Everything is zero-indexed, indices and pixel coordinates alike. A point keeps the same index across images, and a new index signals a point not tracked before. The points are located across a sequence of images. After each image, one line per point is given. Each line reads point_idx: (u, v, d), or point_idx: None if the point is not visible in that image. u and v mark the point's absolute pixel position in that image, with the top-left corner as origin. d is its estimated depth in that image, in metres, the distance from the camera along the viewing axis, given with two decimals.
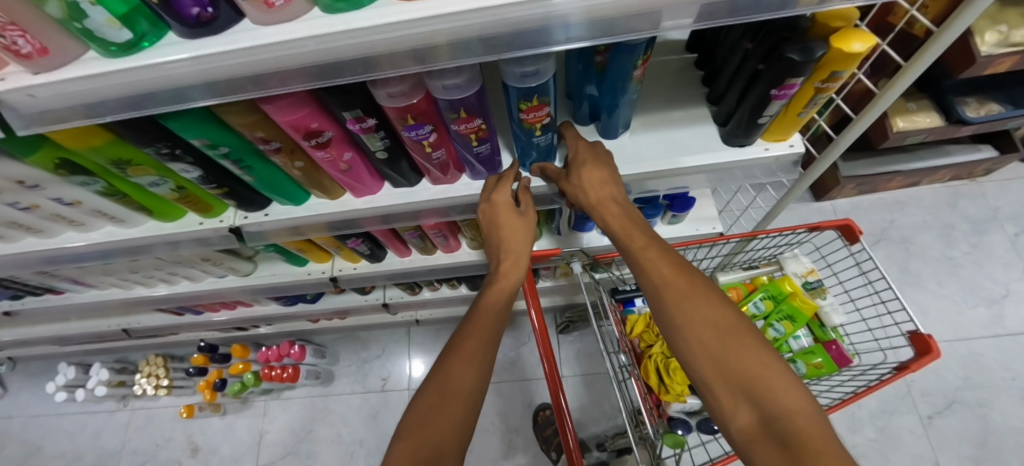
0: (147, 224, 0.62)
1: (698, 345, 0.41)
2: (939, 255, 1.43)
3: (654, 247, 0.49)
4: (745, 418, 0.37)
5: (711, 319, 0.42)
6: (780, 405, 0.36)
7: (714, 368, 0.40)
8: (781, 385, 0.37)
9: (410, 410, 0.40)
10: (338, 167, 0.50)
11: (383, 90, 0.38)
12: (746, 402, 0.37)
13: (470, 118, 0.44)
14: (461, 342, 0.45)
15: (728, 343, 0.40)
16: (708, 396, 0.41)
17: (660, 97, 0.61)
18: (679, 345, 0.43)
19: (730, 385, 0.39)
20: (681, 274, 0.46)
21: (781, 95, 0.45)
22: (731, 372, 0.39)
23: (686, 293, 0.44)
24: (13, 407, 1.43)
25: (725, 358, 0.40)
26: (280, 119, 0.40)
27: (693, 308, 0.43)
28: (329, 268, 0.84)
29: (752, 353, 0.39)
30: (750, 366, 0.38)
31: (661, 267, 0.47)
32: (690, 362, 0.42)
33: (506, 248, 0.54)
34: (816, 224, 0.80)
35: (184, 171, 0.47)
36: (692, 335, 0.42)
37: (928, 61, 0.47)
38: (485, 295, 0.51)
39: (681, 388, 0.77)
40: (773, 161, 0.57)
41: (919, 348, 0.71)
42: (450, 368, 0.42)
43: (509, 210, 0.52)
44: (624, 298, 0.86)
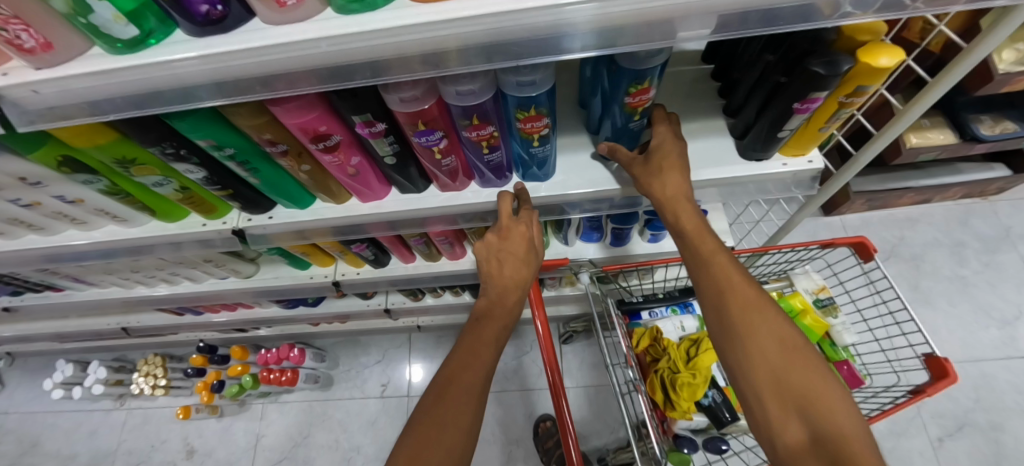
0: (150, 224, 0.61)
1: (758, 355, 0.40)
2: (951, 274, 1.40)
3: (720, 249, 0.47)
4: (794, 434, 0.37)
5: (777, 333, 0.41)
6: (838, 427, 0.35)
7: (771, 381, 0.39)
8: (840, 408, 0.36)
9: (405, 437, 0.38)
10: (345, 172, 0.49)
11: (395, 95, 0.37)
12: (800, 420, 0.37)
13: (483, 125, 0.42)
14: (458, 365, 0.43)
15: (792, 359, 0.39)
16: (753, 406, 0.40)
17: (674, 108, 0.60)
18: (736, 353, 0.41)
19: (786, 402, 0.38)
20: (746, 282, 0.44)
21: (803, 109, 0.44)
22: (789, 389, 0.38)
23: (754, 303, 0.43)
24: (10, 403, 1.42)
25: (785, 373, 0.39)
26: (289, 121, 0.39)
27: (759, 318, 0.42)
28: (332, 273, 0.83)
29: (813, 373, 0.39)
30: (810, 387, 0.38)
31: (727, 270, 0.45)
32: (744, 372, 0.41)
33: (500, 273, 0.52)
34: (829, 241, 0.78)
35: (188, 171, 0.46)
36: (753, 344, 0.41)
37: (954, 79, 0.45)
38: (484, 320, 0.49)
39: (688, 405, 0.73)
40: (790, 176, 0.55)
41: (934, 371, 0.68)
42: (445, 393, 0.40)
43: (523, 241, 0.52)
44: (630, 309, 0.84)
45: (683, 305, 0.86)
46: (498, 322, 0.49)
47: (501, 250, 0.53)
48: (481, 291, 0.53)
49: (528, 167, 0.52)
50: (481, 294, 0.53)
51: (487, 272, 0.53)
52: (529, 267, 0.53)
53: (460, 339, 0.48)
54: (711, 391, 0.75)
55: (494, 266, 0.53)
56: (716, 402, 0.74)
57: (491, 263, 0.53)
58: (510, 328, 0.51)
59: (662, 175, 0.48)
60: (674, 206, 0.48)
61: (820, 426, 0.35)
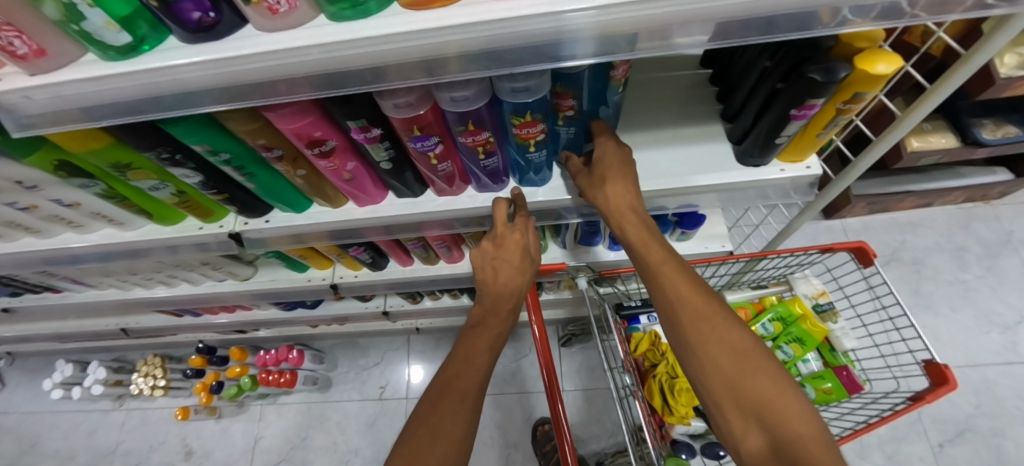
0: (147, 227, 0.61)
1: (710, 366, 0.40)
2: (952, 278, 1.40)
3: (669, 260, 0.47)
4: (754, 441, 0.36)
5: (727, 340, 0.40)
6: (794, 432, 0.34)
7: (725, 391, 0.38)
8: (793, 409, 0.35)
9: (398, 447, 0.37)
10: (341, 177, 0.49)
11: (389, 101, 0.37)
12: (757, 427, 0.36)
13: (478, 130, 0.42)
14: (451, 375, 0.43)
15: (742, 366, 0.39)
16: (716, 416, 0.39)
17: (672, 113, 0.59)
18: (692, 366, 0.41)
19: (741, 409, 0.37)
20: (695, 291, 0.44)
21: (800, 116, 0.44)
22: (743, 396, 0.38)
23: (702, 312, 0.42)
24: (9, 403, 1.42)
25: (738, 381, 0.38)
26: (284, 127, 0.39)
27: (708, 327, 0.41)
28: (330, 275, 0.82)
29: (766, 376, 0.38)
30: (765, 393, 0.37)
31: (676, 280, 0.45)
32: (702, 381, 0.40)
33: (494, 281, 0.52)
34: (829, 246, 0.78)
35: (184, 176, 0.46)
36: (705, 355, 0.40)
37: (956, 83, 0.44)
38: (479, 329, 0.49)
39: (686, 410, 0.73)
40: (788, 181, 0.55)
41: (933, 378, 0.67)
42: (440, 403, 0.40)
43: (517, 248, 0.52)
44: (629, 314, 0.83)
45: None
46: (493, 331, 0.49)
47: (497, 258, 0.53)
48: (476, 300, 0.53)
49: (525, 172, 0.52)
50: (477, 303, 0.53)
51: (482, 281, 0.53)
52: (526, 276, 0.52)
53: (455, 347, 0.48)
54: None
55: (490, 274, 0.53)
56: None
57: (486, 270, 0.53)
58: (506, 336, 0.51)
59: (607, 190, 0.48)
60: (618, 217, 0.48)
61: (775, 432, 0.34)
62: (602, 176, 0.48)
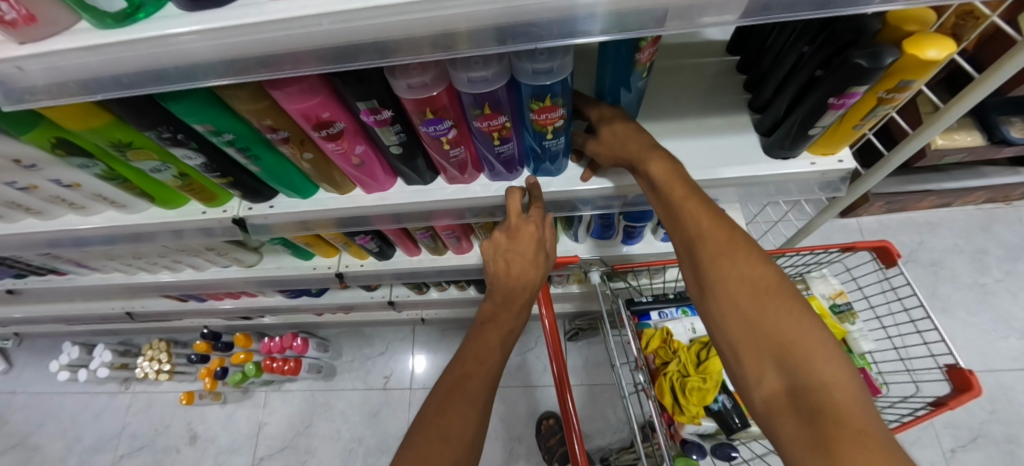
0: (150, 210, 0.59)
1: (729, 307, 0.38)
2: (970, 281, 1.36)
3: (691, 195, 0.43)
4: (771, 385, 0.35)
5: (750, 279, 0.38)
6: (815, 376, 0.32)
7: (745, 331, 0.37)
8: (820, 353, 0.33)
9: (405, 449, 0.36)
10: (350, 161, 0.47)
11: (403, 81, 0.35)
12: (776, 369, 0.35)
13: (495, 114, 0.40)
14: (461, 372, 0.41)
15: (765, 307, 0.36)
16: (733, 356, 0.38)
17: (697, 102, 0.56)
18: (711, 307, 0.40)
19: (760, 351, 0.36)
20: (718, 229, 0.41)
21: (839, 105, 0.41)
22: (764, 336, 0.36)
23: (725, 250, 0.40)
24: (18, 383, 1.43)
25: (759, 323, 0.36)
26: (291, 107, 0.37)
27: (730, 266, 0.39)
28: (336, 264, 0.81)
29: (792, 316, 0.35)
30: (787, 333, 0.35)
31: (699, 219, 0.42)
32: (722, 323, 0.39)
33: (507, 274, 0.50)
34: (851, 245, 0.75)
35: (186, 157, 0.44)
36: (726, 295, 0.39)
37: (1004, 76, 0.41)
38: (489, 326, 0.47)
39: (696, 410, 0.71)
40: (818, 176, 0.52)
41: (956, 384, 0.65)
42: (449, 403, 0.38)
43: (532, 240, 0.50)
44: (639, 309, 0.82)
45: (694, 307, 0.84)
46: (503, 328, 0.47)
47: (508, 252, 0.51)
48: (487, 295, 0.51)
49: (541, 161, 0.49)
50: (487, 298, 0.51)
51: (493, 272, 0.52)
52: (539, 269, 0.50)
53: (463, 344, 0.46)
54: (722, 396, 0.72)
55: (501, 266, 0.51)
56: (725, 407, 0.71)
57: (497, 261, 0.51)
58: (517, 333, 0.49)
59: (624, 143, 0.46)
60: (638, 158, 0.45)
61: (795, 375, 0.33)
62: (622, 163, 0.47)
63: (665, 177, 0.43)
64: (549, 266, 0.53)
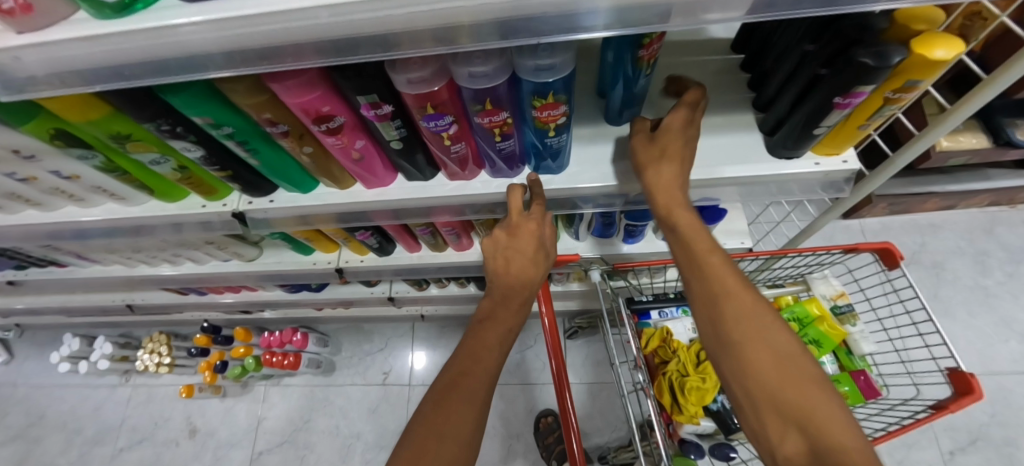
0: (150, 203, 0.59)
1: (746, 366, 0.38)
2: (972, 284, 1.36)
3: (718, 255, 0.44)
4: (793, 447, 0.33)
5: (771, 338, 0.38)
6: (835, 439, 0.31)
7: (764, 393, 0.36)
8: (837, 421, 0.32)
9: (401, 446, 0.36)
10: (349, 156, 0.46)
11: (402, 76, 0.35)
12: (796, 432, 0.33)
13: (495, 110, 0.39)
14: (459, 371, 0.41)
15: (785, 369, 0.36)
16: (752, 418, 0.37)
17: (702, 99, 0.56)
18: (729, 364, 0.39)
19: (780, 414, 0.35)
20: (741, 288, 0.41)
21: (845, 104, 0.40)
22: (783, 397, 0.35)
23: (746, 305, 0.40)
24: (19, 374, 1.44)
25: (779, 383, 0.36)
26: (289, 100, 0.37)
27: (751, 322, 0.39)
28: (336, 259, 0.81)
29: (810, 382, 0.35)
30: (807, 397, 0.34)
31: (722, 275, 0.42)
32: (739, 382, 0.38)
33: (508, 271, 0.50)
34: (853, 246, 0.75)
35: (185, 150, 0.44)
36: (747, 353, 0.38)
37: (1007, 80, 0.40)
38: (488, 323, 0.47)
39: (695, 409, 0.71)
40: (822, 176, 0.51)
41: (957, 387, 0.64)
42: (446, 401, 0.38)
43: (531, 237, 0.49)
44: (639, 308, 0.82)
45: None
46: (502, 325, 0.47)
47: (507, 250, 0.50)
48: (487, 292, 0.51)
49: (542, 157, 0.49)
50: (485, 296, 0.51)
51: (493, 270, 0.52)
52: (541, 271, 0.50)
53: (462, 341, 0.46)
54: (721, 397, 0.73)
55: (501, 266, 0.50)
56: (724, 407, 0.72)
57: (497, 259, 0.51)
58: (517, 331, 0.49)
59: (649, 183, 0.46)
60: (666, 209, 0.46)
61: (815, 436, 0.32)
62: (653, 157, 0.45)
63: (688, 226, 0.45)
64: (550, 263, 0.53)
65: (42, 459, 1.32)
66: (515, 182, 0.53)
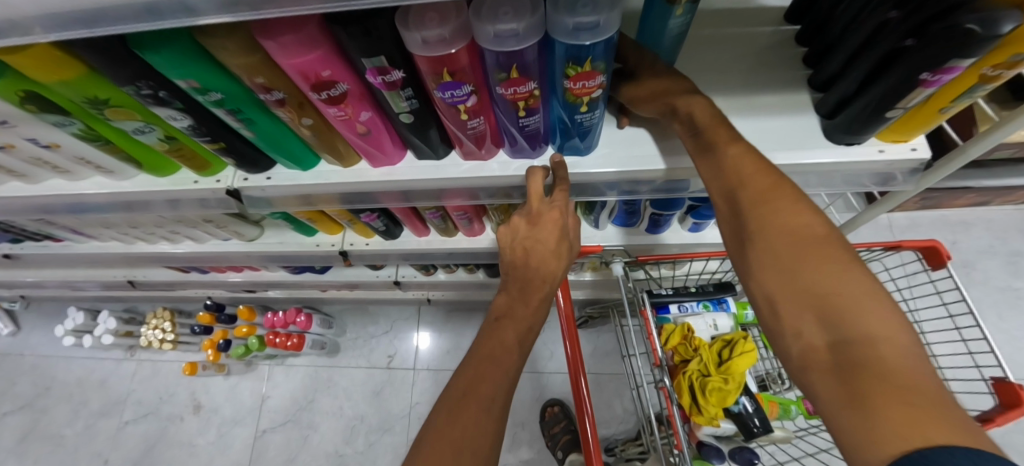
0: (140, 177, 0.54)
1: (769, 259, 0.32)
2: (1003, 285, 1.29)
3: (733, 140, 0.36)
4: (808, 339, 0.29)
5: (794, 224, 0.31)
6: (864, 332, 0.26)
7: (782, 282, 0.31)
8: (867, 307, 0.27)
9: (411, 461, 0.32)
10: (354, 129, 0.41)
11: (416, 34, 0.29)
12: (815, 323, 0.29)
13: (522, 80, 0.34)
14: (473, 374, 0.37)
15: (807, 256, 0.30)
16: (764, 307, 0.32)
17: (751, 76, 0.49)
18: (745, 256, 0.33)
19: (800, 303, 0.30)
20: (758, 176, 0.34)
21: (933, 82, 0.34)
22: (804, 288, 0.30)
23: (768, 190, 0.33)
24: (26, 345, 1.44)
25: (799, 272, 0.30)
26: (285, 62, 0.32)
27: (771, 210, 0.32)
28: (340, 241, 0.76)
29: (838, 268, 0.29)
30: (833, 284, 0.29)
31: (738, 160, 0.35)
32: (755, 271, 0.33)
33: (526, 264, 0.46)
34: (896, 243, 0.69)
35: (171, 117, 0.39)
36: (765, 243, 0.32)
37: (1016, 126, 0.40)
38: (505, 322, 0.43)
39: (716, 411, 0.67)
40: (884, 167, 0.45)
41: (1002, 399, 0.60)
42: (459, 411, 0.34)
43: (554, 226, 0.45)
44: (658, 302, 0.77)
45: (716, 302, 0.80)
46: (520, 325, 0.43)
47: (526, 241, 0.46)
48: (502, 286, 0.47)
49: (568, 136, 0.43)
50: (501, 291, 0.47)
51: (507, 260, 0.47)
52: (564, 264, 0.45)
53: (475, 341, 0.42)
54: (743, 399, 0.69)
55: (519, 259, 0.46)
56: (746, 410, 0.68)
57: (513, 250, 0.47)
58: (535, 332, 0.45)
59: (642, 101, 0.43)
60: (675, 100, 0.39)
61: (839, 329, 0.27)
62: (662, 109, 0.41)
63: (706, 121, 0.37)
64: (572, 258, 0.48)
65: (51, 429, 1.33)
66: (537, 165, 0.48)
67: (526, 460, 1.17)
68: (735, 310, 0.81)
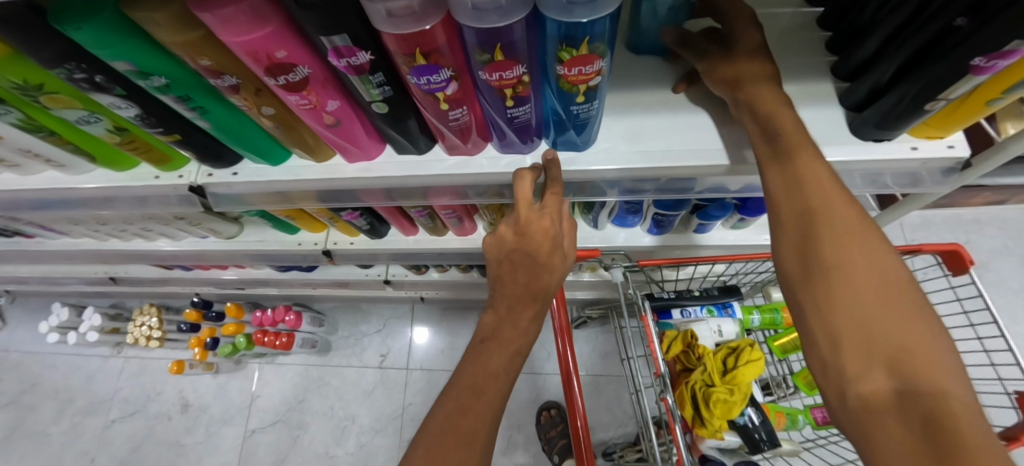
0: (98, 171, 0.50)
1: (842, 294, 0.28)
2: (1018, 287, 1.25)
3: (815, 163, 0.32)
4: (872, 385, 0.25)
5: (875, 263, 0.28)
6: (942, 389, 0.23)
7: (848, 315, 0.27)
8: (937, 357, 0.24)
9: None
10: (320, 120, 0.36)
11: (379, 5, 0.24)
12: (886, 372, 0.25)
13: (508, 63, 0.29)
14: (454, 408, 0.37)
15: (880, 292, 0.27)
16: (821, 342, 0.28)
17: (768, 64, 0.44)
18: (811, 285, 0.29)
19: (869, 349, 0.26)
20: (826, 172, 0.31)
21: (987, 69, 0.29)
22: (877, 332, 0.26)
23: (849, 222, 0.29)
24: (11, 340, 1.41)
25: (875, 314, 0.26)
26: (228, 40, 0.27)
27: (851, 242, 0.28)
28: (323, 240, 0.72)
29: (912, 311, 0.26)
30: (910, 333, 0.25)
31: (820, 180, 0.31)
32: (818, 303, 0.29)
33: (516, 280, 0.42)
34: (914, 247, 0.64)
35: (114, 106, 0.34)
36: (840, 275, 0.28)
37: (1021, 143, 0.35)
38: (491, 346, 0.41)
39: (720, 424, 0.64)
40: (918, 166, 0.41)
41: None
42: (440, 454, 0.34)
43: (547, 240, 0.40)
44: (659, 306, 0.72)
45: (720, 307, 0.76)
46: (507, 349, 0.41)
47: (513, 255, 0.41)
48: (490, 300, 0.44)
49: (562, 128, 0.38)
50: (489, 307, 0.44)
51: (496, 274, 0.43)
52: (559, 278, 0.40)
53: (460, 365, 0.41)
54: (748, 411, 0.65)
55: (507, 275, 0.42)
56: (751, 422, 0.64)
57: (500, 263, 0.42)
58: (525, 352, 0.42)
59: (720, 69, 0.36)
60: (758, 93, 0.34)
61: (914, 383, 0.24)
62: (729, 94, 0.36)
63: (791, 129, 0.32)
64: (569, 265, 0.44)
65: (37, 426, 1.31)
66: (529, 160, 0.43)
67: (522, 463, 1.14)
68: (741, 316, 0.77)
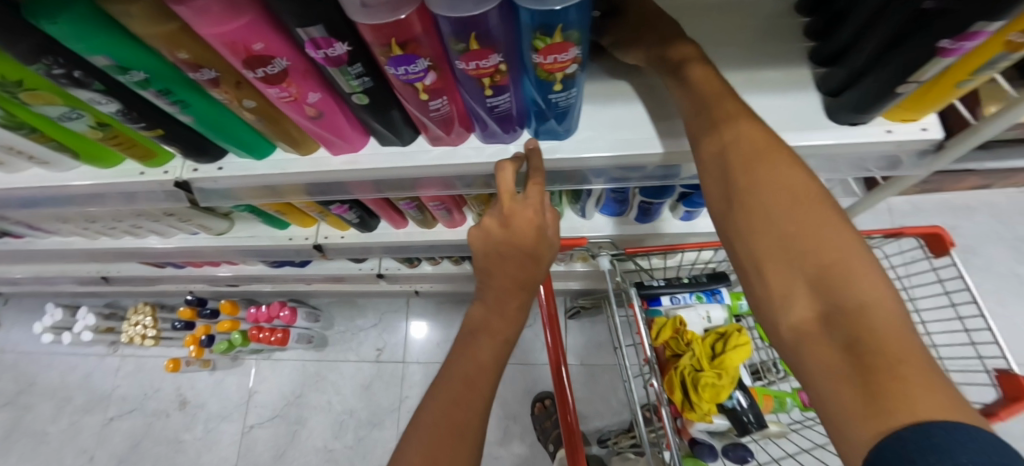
0: (83, 168, 0.50)
1: (759, 220, 0.27)
2: (1007, 271, 1.26)
3: (737, 105, 0.32)
4: (799, 307, 0.25)
5: (788, 182, 0.27)
6: (862, 298, 0.23)
7: (777, 250, 0.27)
8: (861, 273, 0.24)
9: None
10: (302, 112, 0.37)
11: None
12: (807, 290, 0.25)
13: (484, 52, 0.29)
14: (448, 399, 0.38)
15: (800, 219, 0.26)
16: (752, 273, 0.28)
17: (749, 50, 0.44)
18: (733, 220, 0.29)
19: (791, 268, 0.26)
20: (738, 105, 0.31)
21: (954, 51, 0.30)
22: (795, 252, 0.26)
23: (762, 147, 0.29)
24: (6, 342, 1.41)
25: (790, 235, 0.26)
26: (205, 32, 0.27)
27: (762, 165, 0.28)
28: (314, 235, 0.72)
29: (835, 231, 0.25)
30: (825, 246, 0.25)
31: (734, 113, 0.31)
32: (743, 237, 0.28)
33: (500, 270, 0.42)
34: (896, 230, 0.66)
35: (94, 101, 0.34)
36: (757, 202, 0.28)
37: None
38: (483, 337, 0.42)
39: (709, 408, 0.65)
40: (893, 149, 0.41)
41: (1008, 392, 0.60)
42: (436, 445, 0.36)
43: (529, 225, 0.41)
44: (650, 293, 0.76)
45: (709, 294, 0.78)
46: (497, 338, 0.42)
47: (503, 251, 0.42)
48: (476, 291, 0.44)
49: (542, 116, 0.38)
50: (477, 300, 0.44)
51: (480, 266, 0.44)
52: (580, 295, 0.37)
53: (451, 356, 0.42)
54: (736, 394, 0.67)
55: (497, 271, 0.42)
56: (739, 406, 0.66)
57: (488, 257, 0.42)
58: (513, 341, 0.44)
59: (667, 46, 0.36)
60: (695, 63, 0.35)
61: (833, 296, 0.23)
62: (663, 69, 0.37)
63: (709, 87, 0.33)
64: (553, 253, 0.45)
65: (35, 426, 1.31)
66: (512, 149, 0.43)
67: (519, 453, 1.16)
68: (729, 302, 0.79)
